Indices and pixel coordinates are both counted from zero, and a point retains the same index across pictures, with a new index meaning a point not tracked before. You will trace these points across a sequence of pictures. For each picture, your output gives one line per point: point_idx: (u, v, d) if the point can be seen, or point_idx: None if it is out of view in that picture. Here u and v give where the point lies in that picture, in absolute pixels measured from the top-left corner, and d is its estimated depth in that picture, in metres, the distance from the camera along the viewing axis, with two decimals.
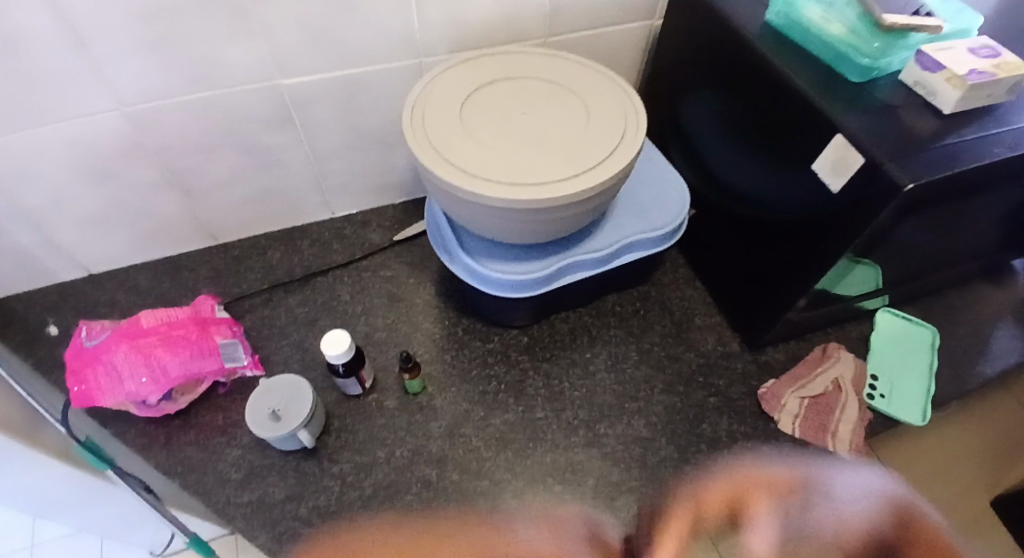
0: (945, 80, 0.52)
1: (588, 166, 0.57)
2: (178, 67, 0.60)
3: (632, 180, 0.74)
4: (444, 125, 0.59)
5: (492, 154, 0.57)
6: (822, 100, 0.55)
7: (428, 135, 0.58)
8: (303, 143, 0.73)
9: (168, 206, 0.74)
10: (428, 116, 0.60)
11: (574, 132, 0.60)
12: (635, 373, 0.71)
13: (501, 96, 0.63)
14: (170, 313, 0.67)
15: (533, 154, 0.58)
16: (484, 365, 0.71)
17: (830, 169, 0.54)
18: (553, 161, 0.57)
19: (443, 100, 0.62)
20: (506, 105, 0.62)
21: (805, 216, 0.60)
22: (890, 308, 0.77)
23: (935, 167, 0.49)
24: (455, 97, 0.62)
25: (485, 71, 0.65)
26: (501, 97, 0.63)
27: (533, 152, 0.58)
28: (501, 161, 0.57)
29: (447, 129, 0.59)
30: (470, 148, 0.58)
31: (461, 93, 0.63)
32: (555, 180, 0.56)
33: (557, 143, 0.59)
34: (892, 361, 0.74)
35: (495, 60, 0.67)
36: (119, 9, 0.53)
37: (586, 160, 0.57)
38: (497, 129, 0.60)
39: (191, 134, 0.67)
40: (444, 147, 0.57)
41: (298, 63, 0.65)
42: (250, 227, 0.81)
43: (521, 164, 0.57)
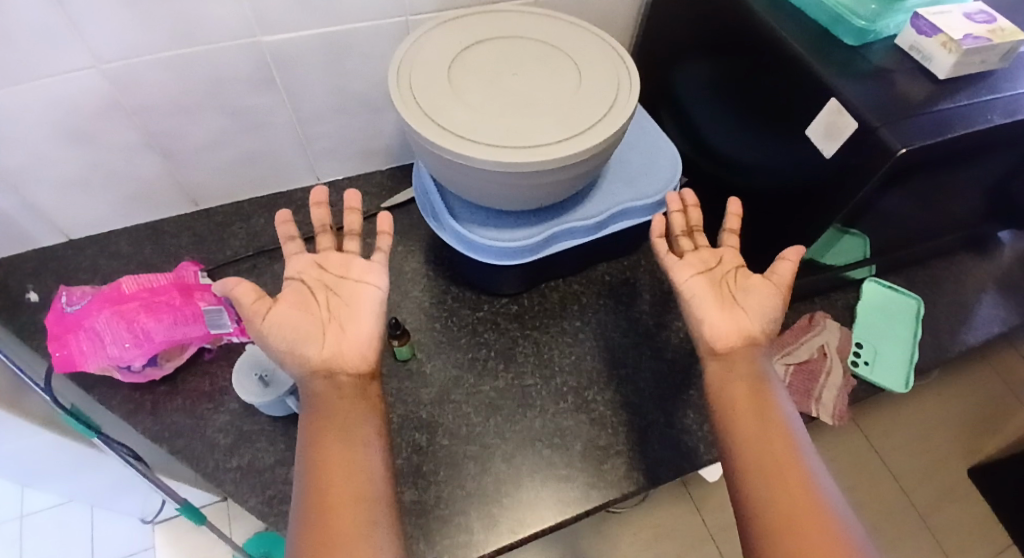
0: (940, 45, 0.52)
1: (579, 130, 0.56)
2: (157, 20, 0.58)
3: (623, 147, 0.73)
4: (432, 86, 0.58)
5: (481, 116, 0.56)
6: (817, 63, 0.54)
7: (417, 96, 0.57)
8: (287, 105, 0.71)
9: (148, 169, 0.71)
10: (416, 77, 0.58)
11: (565, 95, 0.58)
12: (624, 340, 0.72)
13: (490, 57, 0.61)
14: (151, 279, 0.66)
15: (524, 116, 0.56)
16: (473, 333, 0.71)
17: (822, 135, 0.54)
18: (544, 124, 0.56)
19: (432, 60, 0.60)
20: (495, 66, 0.60)
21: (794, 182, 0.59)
22: (875, 277, 0.78)
23: (929, 132, 0.49)
24: (443, 57, 0.60)
25: (474, 31, 0.63)
26: (491, 57, 0.61)
27: (524, 115, 0.57)
28: (491, 123, 0.56)
29: (436, 89, 0.57)
30: (459, 110, 0.56)
31: (450, 53, 0.61)
32: (545, 144, 0.55)
33: (548, 106, 0.58)
34: (876, 329, 0.75)
35: (485, 20, 0.65)
36: None
37: (578, 123, 0.56)
38: (487, 90, 0.58)
39: (171, 93, 0.65)
40: (433, 108, 0.56)
41: (282, 20, 0.62)
42: (233, 192, 0.79)
43: (511, 127, 0.55)
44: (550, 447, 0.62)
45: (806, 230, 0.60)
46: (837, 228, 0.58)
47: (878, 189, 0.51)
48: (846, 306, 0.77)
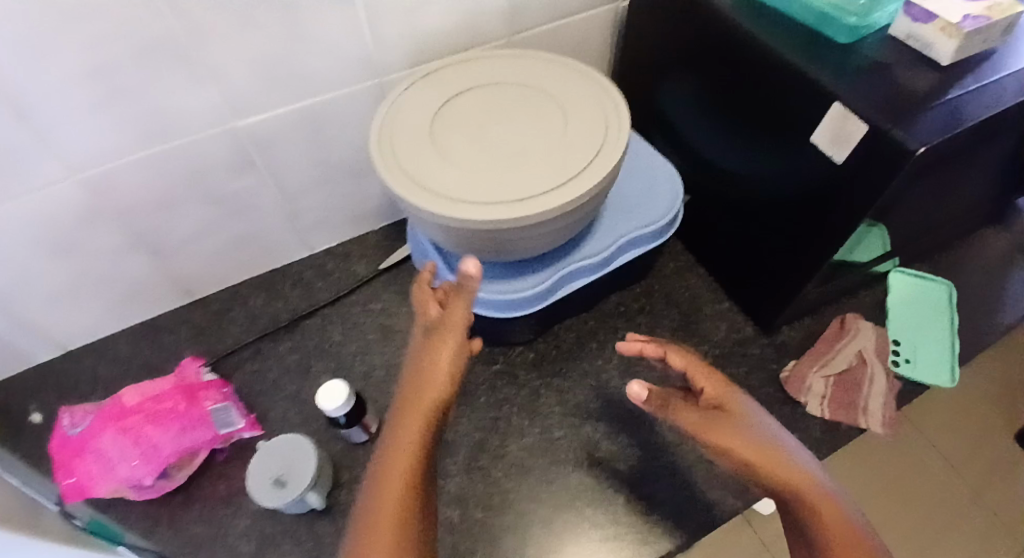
0: (938, 30, 0.49)
1: (574, 173, 0.53)
2: (128, 121, 0.56)
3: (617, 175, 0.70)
4: (417, 150, 0.55)
5: (472, 174, 0.54)
6: (812, 67, 0.51)
7: (404, 162, 0.54)
8: (270, 183, 0.69)
9: (137, 269, 0.69)
10: (399, 142, 0.56)
11: (554, 139, 0.56)
12: (650, 375, 0.68)
13: (472, 109, 0.59)
14: (153, 386, 0.64)
15: (516, 167, 0.54)
16: (492, 389, 0.67)
17: (830, 141, 0.51)
18: (537, 172, 0.54)
19: (413, 122, 0.58)
20: (479, 118, 0.58)
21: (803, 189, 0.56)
22: (899, 268, 0.74)
23: (942, 125, 0.46)
24: (423, 116, 0.58)
25: (450, 83, 0.61)
26: (472, 109, 0.59)
27: (515, 166, 0.54)
28: (483, 180, 0.53)
29: (422, 152, 0.55)
30: (449, 171, 0.54)
31: (430, 111, 0.59)
32: (541, 193, 0.52)
33: (538, 151, 0.55)
34: (911, 323, 0.71)
35: (460, 70, 0.63)
36: (60, 63, 0.49)
37: (572, 166, 0.54)
38: (474, 145, 0.56)
39: (151, 190, 0.63)
40: (422, 173, 0.54)
41: (252, 102, 0.61)
42: (227, 277, 0.77)
43: (504, 181, 0.53)
44: (588, 500, 0.59)
45: (823, 238, 0.57)
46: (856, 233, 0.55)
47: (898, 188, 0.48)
48: (875, 302, 0.74)
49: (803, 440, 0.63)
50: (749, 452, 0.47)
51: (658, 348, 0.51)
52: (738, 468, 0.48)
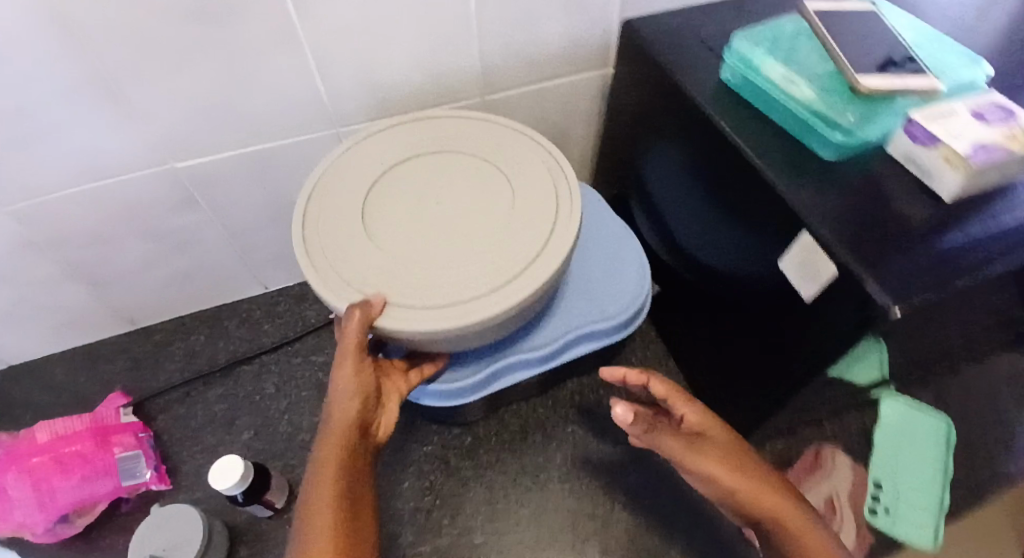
0: (942, 160, 0.41)
1: (506, 276, 0.46)
2: (56, 158, 0.53)
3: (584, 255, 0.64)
4: (340, 226, 0.49)
5: (392, 262, 0.47)
6: (792, 182, 0.44)
7: (321, 240, 0.48)
8: (217, 222, 0.66)
9: (75, 296, 0.67)
10: (323, 213, 0.50)
11: (494, 229, 0.49)
12: (592, 482, 0.62)
13: (412, 183, 0.52)
14: (65, 425, 0.60)
15: (443, 260, 0.47)
16: (418, 474, 0.62)
17: (797, 272, 0.44)
18: (465, 269, 0.46)
19: (344, 192, 0.51)
20: (418, 196, 0.52)
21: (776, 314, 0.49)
22: (895, 392, 0.65)
23: (929, 282, 0.38)
24: (356, 185, 0.52)
25: (396, 150, 0.55)
26: (412, 183, 0.52)
27: (443, 259, 0.47)
28: (403, 271, 0.46)
29: (344, 229, 0.48)
30: (368, 256, 0.47)
31: (365, 180, 0.52)
32: (463, 297, 0.45)
33: (473, 243, 0.48)
34: (896, 463, 0.62)
35: (412, 135, 0.56)
36: None
37: (505, 267, 0.46)
38: (404, 228, 0.49)
39: (87, 223, 0.60)
40: (337, 254, 0.47)
41: (193, 142, 0.57)
42: (174, 309, 0.74)
43: (425, 275, 0.46)
44: None
45: (791, 370, 0.50)
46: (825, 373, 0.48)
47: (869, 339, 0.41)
48: None
49: None
50: (734, 483, 0.40)
51: (641, 374, 0.45)
52: (723, 498, 0.41)
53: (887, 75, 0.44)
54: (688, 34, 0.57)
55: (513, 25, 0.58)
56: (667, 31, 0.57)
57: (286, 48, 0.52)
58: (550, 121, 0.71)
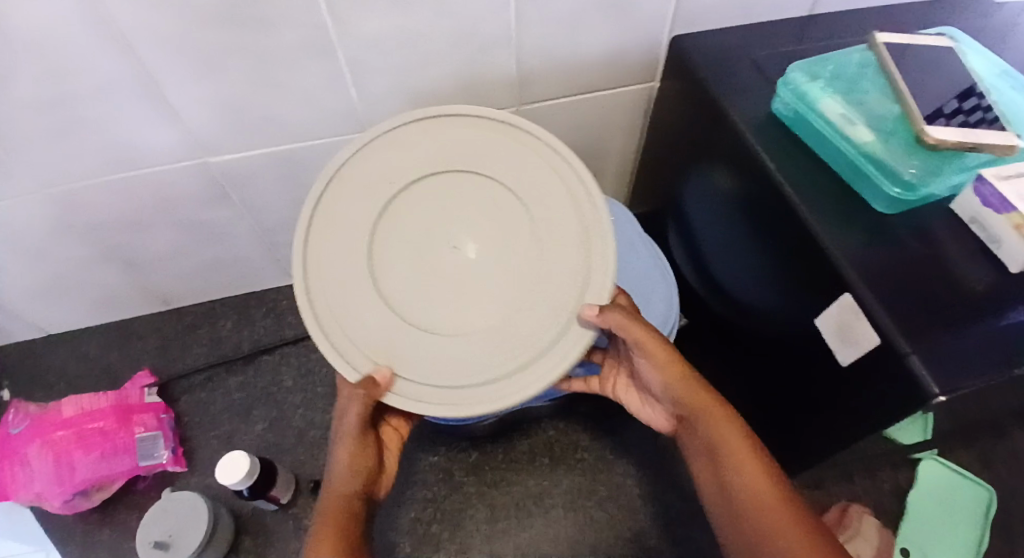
0: (1011, 227, 0.37)
1: (539, 356, 0.37)
2: (92, 148, 0.54)
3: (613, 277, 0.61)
4: (342, 268, 0.39)
5: (404, 327, 0.38)
6: (841, 235, 0.40)
7: (321, 285, 0.38)
8: (247, 216, 0.66)
9: (111, 276, 0.69)
10: (321, 246, 0.39)
11: (529, 288, 0.38)
12: (597, 514, 0.60)
13: (430, 204, 0.41)
14: (91, 401, 0.62)
15: (466, 327, 0.38)
16: (422, 485, 0.62)
17: (837, 333, 0.41)
18: (490, 345, 0.37)
19: (343, 215, 0.40)
20: (435, 222, 0.40)
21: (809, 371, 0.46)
22: (933, 454, 0.61)
23: (981, 368, 0.35)
24: (357, 209, 0.40)
25: (406, 154, 0.41)
26: (430, 204, 0.41)
27: (464, 324, 0.38)
28: (415, 339, 0.38)
29: (344, 271, 0.39)
30: (375, 313, 0.38)
31: (369, 200, 0.40)
32: (486, 383, 0.37)
33: (501, 306, 0.38)
34: (927, 529, 0.58)
35: (423, 126, 0.42)
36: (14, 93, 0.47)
37: (538, 348, 0.37)
38: (417, 273, 0.39)
39: (122, 209, 0.61)
40: (339, 309, 0.38)
41: (225, 141, 0.57)
42: (203, 293, 0.75)
43: (441, 348, 0.37)
44: None
45: (821, 430, 0.47)
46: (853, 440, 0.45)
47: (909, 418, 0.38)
48: (893, 489, 0.61)
49: None
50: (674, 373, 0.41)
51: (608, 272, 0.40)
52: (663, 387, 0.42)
53: (956, 128, 0.40)
54: (741, 56, 0.53)
55: (555, 37, 0.55)
56: (720, 50, 0.53)
57: (319, 54, 0.50)
58: (588, 133, 0.68)
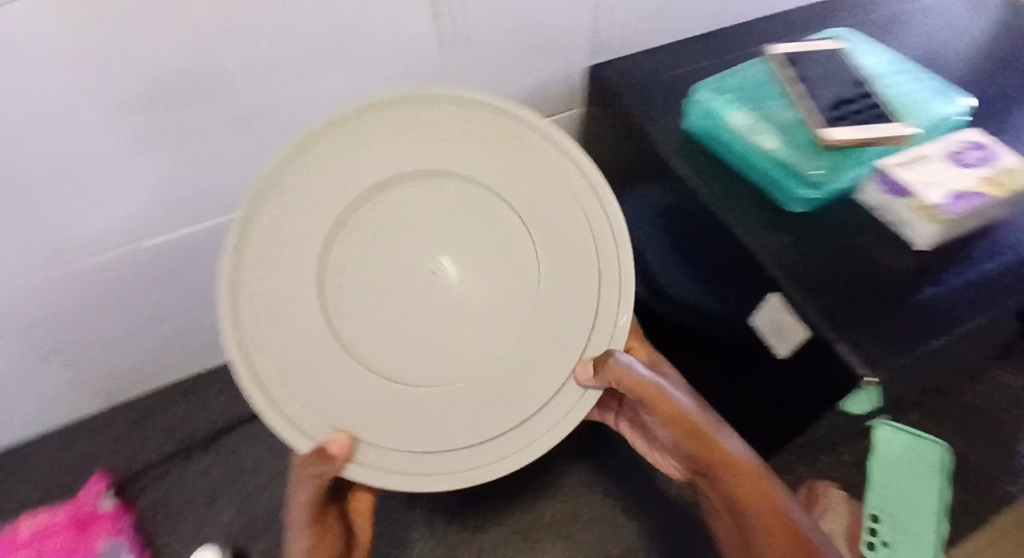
0: (913, 210, 0.39)
1: (530, 418, 0.36)
2: (12, 252, 0.50)
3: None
4: (295, 312, 0.34)
5: (378, 386, 0.35)
6: (765, 238, 0.42)
7: (265, 337, 0.33)
8: (188, 295, 0.64)
9: (52, 380, 0.65)
10: (260, 285, 0.33)
11: (516, 333, 0.36)
12: (585, 539, 0.61)
13: (396, 228, 0.36)
14: (45, 519, 0.61)
15: (451, 384, 0.35)
16: (406, 543, 0.60)
17: (770, 329, 0.43)
18: (476, 405, 0.35)
19: (299, 241, 0.34)
20: (405, 255, 0.36)
21: (755, 369, 0.48)
22: (890, 420, 0.64)
23: (904, 345, 0.37)
24: (305, 239, 0.34)
25: (367, 161, 0.34)
26: (394, 232, 0.36)
27: (448, 379, 0.35)
28: (395, 400, 0.35)
29: (304, 326, 0.34)
30: (346, 369, 0.34)
31: (322, 224, 0.34)
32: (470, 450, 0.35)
33: (486, 355, 0.36)
34: (895, 495, 0.61)
35: (393, 120, 0.35)
36: None
37: (527, 410, 0.36)
38: (386, 316, 0.36)
39: (54, 312, 0.58)
40: (297, 363, 0.34)
41: (152, 222, 0.55)
42: (153, 380, 0.72)
43: (425, 407, 0.35)
44: None
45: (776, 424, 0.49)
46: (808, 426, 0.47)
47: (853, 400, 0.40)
48: (855, 461, 0.64)
49: None
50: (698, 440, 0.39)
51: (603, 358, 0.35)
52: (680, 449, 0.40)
53: (852, 125, 0.42)
54: (655, 74, 0.55)
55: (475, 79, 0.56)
56: (633, 71, 0.56)
57: (242, 124, 0.50)
58: None
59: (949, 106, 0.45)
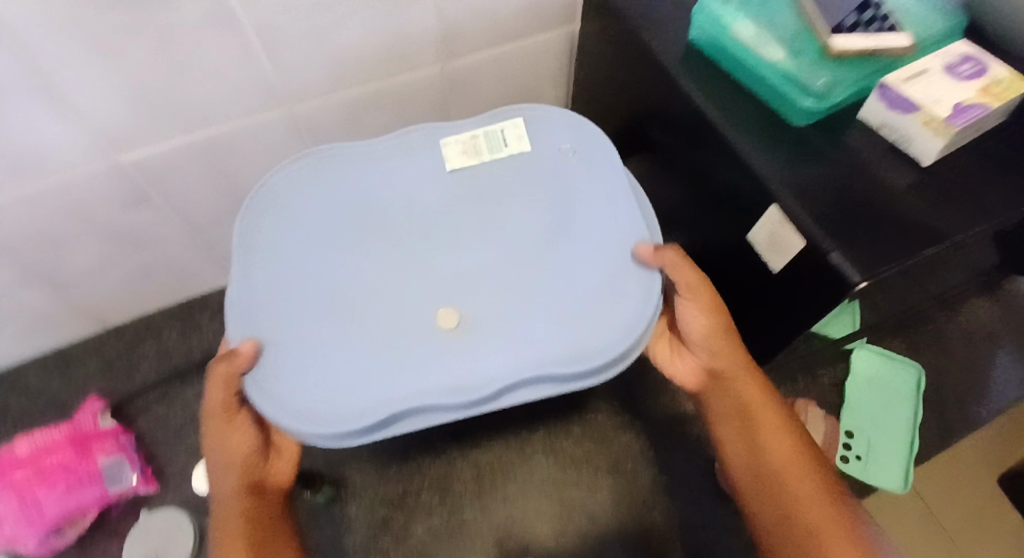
0: (920, 125, 0.39)
1: None
2: (50, 200, 0.52)
3: (564, 235, 0.45)
4: None
5: None
6: (763, 152, 0.42)
7: None
8: (170, 215, 0.60)
9: (37, 302, 0.63)
10: None
11: None
12: (575, 452, 0.67)
13: None
14: (43, 436, 0.61)
15: None
16: (405, 458, 0.67)
17: (768, 242, 0.42)
18: None
19: None
20: None
21: (744, 301, 0.50)
22: (866, 344, 0.68)
23: (890, 248, 0.37)
24: None
25: None
26: None
27: None
28: None
29: None
30: None
31: None
32: None
33: None
34: (868, 416, 0.65)
35: None
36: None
37: None
38: None
39: (60, 242, 0.57)
40: None
41: (131, 136, 0.50)
42: (139, 306, 0.71)
43: None
44: None
45: (759, 346, 0.52)
46: (783, 330, 0.47)
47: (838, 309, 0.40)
48: (834, 382, 0.68)
49: (717, 532, 0.64)
50: (719, 356, 0.48)
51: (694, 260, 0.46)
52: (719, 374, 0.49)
53: (857, 36, 0.43)
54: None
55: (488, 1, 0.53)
56: None
57: (225, 31, 0.44)
58: (515, 88, 0.65)
59: (941, 4, 0.46)
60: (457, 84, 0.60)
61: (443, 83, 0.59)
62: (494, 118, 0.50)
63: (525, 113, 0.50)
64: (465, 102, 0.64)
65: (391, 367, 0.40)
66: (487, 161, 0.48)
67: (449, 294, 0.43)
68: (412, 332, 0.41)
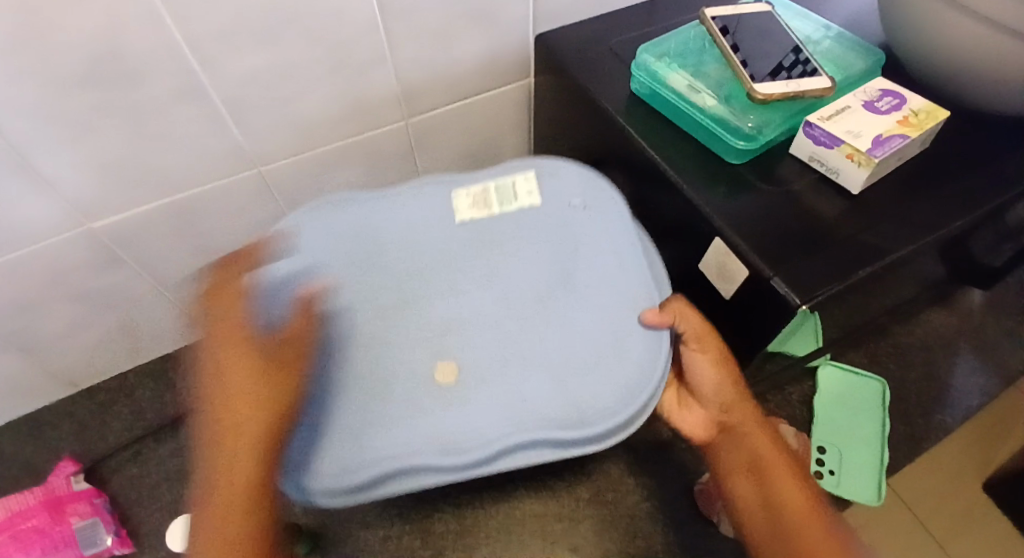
0: (845, 157, 0.43)
1: None
2: (23, 268, 0.53)
3: (570, 289, 0.46)
4: None
5: None
6: (705, 188, 0.45)
7: None
8: (145, 276, 0.61)
9: (10, 368, 0.63)
10: None
11: None
12: (556, 485, 0.68)
13: None
14: (19, 500, 0.61)
15: None
16: (387, 501, 0.67)
17: (716, 271, 0.45)
18: None
19: None
20: None
21: None
22: (829, 361, 0.71)
23: (826, 271, 0.40)
24: None
25: None
26: None
27: None
28: None
29: None
30: None
31: None
32: None
33: None
34: (837, 430, 0.67)
35: None
36: None
37: None
38: None
39: (33, 309, 0.57)
40: None
41: (103, 204, 0.51)
42: (113, 366, 0.72)
43: None
44: None
45: None
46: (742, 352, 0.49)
47: (786, 329, 0.42)
48: (802, 399, 0.70)
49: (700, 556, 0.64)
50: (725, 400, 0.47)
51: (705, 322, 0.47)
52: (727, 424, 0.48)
53: (780, 80, 0.47)
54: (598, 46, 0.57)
55: (444, 59, 0.56)
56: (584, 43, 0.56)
57: (192, 101, 0.47)
58: (478, 136, 0.68)
59: (860, 47, 0.51)
60: (422, 136, 0.63)
61: (407, 137, 0.62)
62: (508, 170, 0.51)
63: (540, 165, 0.51)
64: (431, 152, 0.66)
65: (390, 427, 0.40)
66: (498, 213, 0.49)
67: (450, 345, 0.43)
68: (407, 385, 0.42)
